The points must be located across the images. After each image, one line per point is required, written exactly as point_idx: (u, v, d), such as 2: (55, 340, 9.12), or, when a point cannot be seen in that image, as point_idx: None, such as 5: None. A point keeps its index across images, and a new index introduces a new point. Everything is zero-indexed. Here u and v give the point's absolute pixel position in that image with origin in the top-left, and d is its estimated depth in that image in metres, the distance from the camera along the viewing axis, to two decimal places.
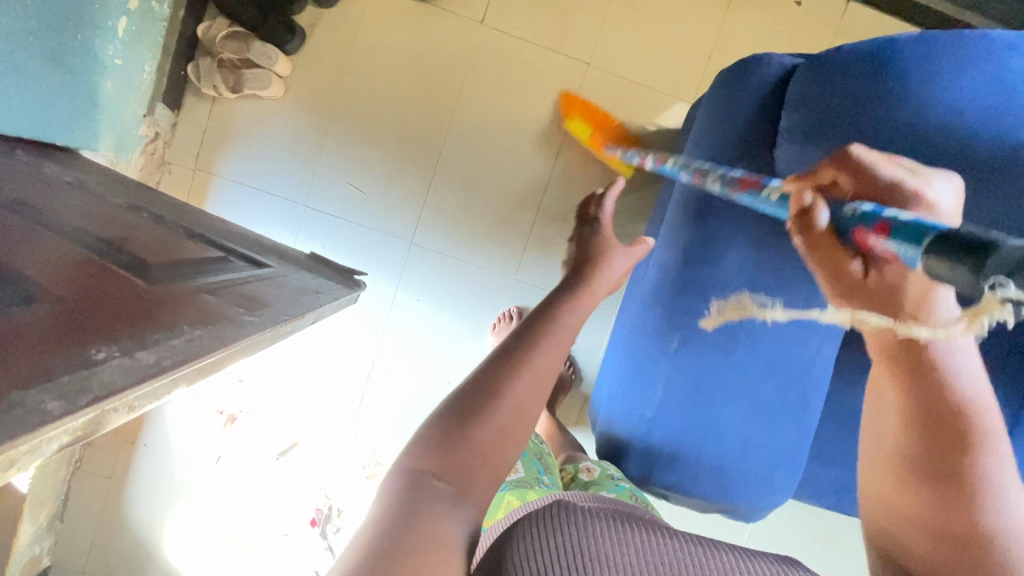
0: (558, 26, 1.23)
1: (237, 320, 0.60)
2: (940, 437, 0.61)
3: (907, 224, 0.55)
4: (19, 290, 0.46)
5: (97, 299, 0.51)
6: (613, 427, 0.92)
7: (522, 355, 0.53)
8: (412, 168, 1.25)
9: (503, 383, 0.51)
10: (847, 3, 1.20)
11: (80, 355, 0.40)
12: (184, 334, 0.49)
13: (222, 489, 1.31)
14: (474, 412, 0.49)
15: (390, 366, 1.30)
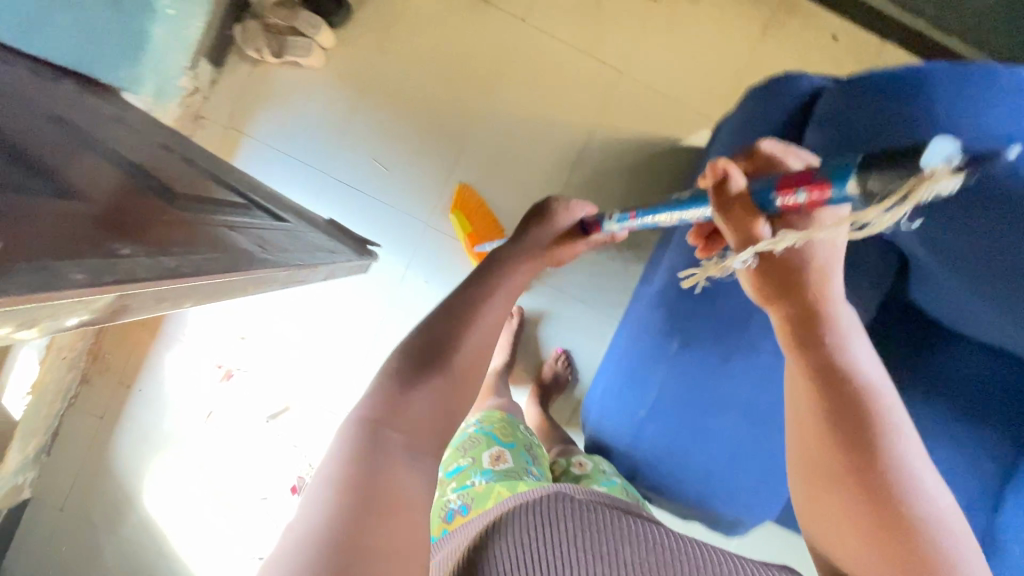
0: (597, 32, 1.26)
1: (255, 256, 0.62)
2: (851, 416, 0.56)
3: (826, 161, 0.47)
4: (57, 186, 0.48)
5: (121, 208, 0.52)
6: (602, 424, 0.93)
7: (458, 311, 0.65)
8: (438, 151, 1.27)
9: (450, 331, 0.63)
10: (882, 43, 1.22)
11: (106, 247, 0.41)
12: (203, 254, 0.51)
13: (209, 445, 1.32)
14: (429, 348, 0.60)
15: (391, 343, 1.31)
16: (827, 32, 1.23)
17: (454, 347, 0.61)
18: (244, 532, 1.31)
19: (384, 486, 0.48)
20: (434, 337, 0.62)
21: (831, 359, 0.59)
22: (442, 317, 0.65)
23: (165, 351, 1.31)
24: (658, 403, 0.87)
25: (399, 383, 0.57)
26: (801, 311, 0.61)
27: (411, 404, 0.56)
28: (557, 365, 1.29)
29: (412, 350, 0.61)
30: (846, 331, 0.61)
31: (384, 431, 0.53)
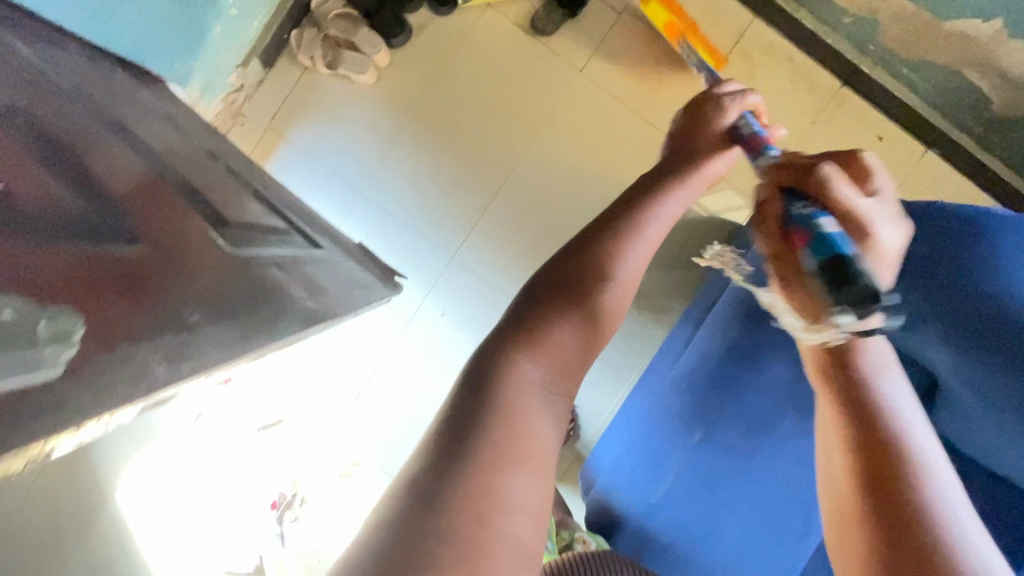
0: (652, 93, 1.24)
1: (304, 307, 0.62)
2: (886, 499, 0.52)
3: (828, 241, 0.54)
4: (119, 225, 0.44)
5: (180, 248, 0.49)
6: (610, 499, 0.92)
7: (581, 274, 0.61)
8: (474, 186, 1.26)
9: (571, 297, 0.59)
10: (926, 150, 1.20)
11: (177, 315, 0.42)
12: (264, 318, 0.53)
13: (196, 446, 1.28)
14: (545, 319, 0.57)
15: (396, 370, 1.28)
16: (873, 131, 1.21)
17: (565, 322, 0.58)
18: (216, 541, 1.28)
19: (528, 415, 0.51)
20: (591, 257, 0.63)
21: (885, 436, 0.56)
22: (552, 282, 0.61)
23: None
24: (671, 491, 0.87)
25: (553, 307, 0.58)
26: (869, 428, 0.57)
27: (563, 332, 0.57)
28: None
29: (574, 272, 0.61)
30: (918, 446, 0.55)
31: (535, 363, 0.54)
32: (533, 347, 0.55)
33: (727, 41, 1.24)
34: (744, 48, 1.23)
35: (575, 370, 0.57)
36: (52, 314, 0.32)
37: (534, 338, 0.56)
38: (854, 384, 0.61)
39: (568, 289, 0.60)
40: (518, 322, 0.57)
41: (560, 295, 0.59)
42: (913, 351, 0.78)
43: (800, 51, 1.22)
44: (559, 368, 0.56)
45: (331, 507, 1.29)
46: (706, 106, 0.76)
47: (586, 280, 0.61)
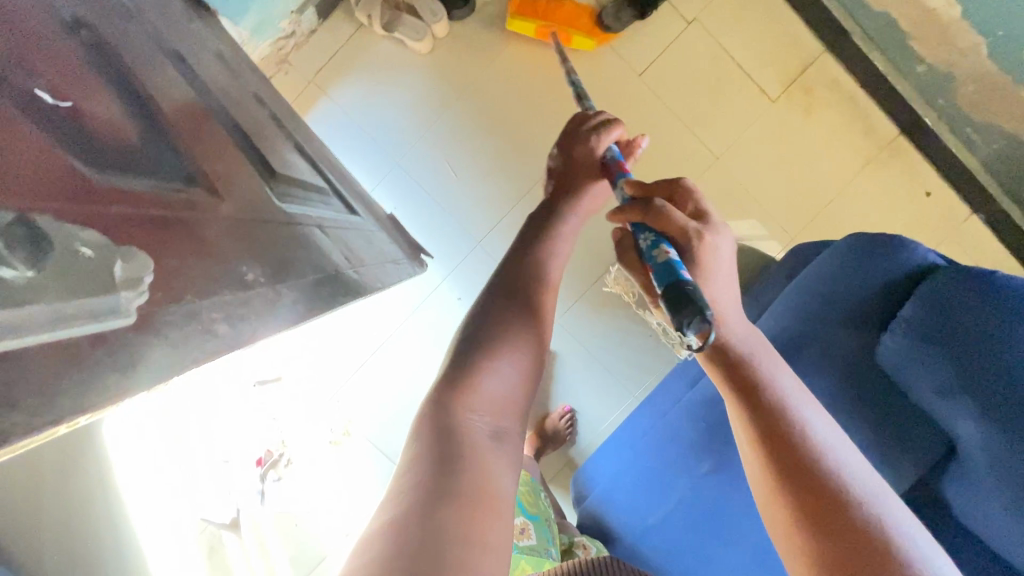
0: (706, 111, 1.22)
1: (343, 275, 0.61)
2: (786, 452, 0.51)
3: (664, 270, 0.53)
4: (178, 166, 0.41)
5: (235, 200, 0.47)
6: (608, 510, 0.97)
7: (499, 337, 0.59)
8: (511, 175, 1.23)
9: (488, 355, 0.57)
10: (971, 215, 1.19)
11: (236, 270, 0.41)
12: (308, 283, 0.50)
13: (193, 394, 1.28)
14: (465, 379, 0.55)
15: (402, 348, 1.26)
16: (921, 188, 1.20)
17: (485, 378, 0.55)
18: (195, 492, 1.26)
19: (492, 465, 0.49)
20: (513, 309, 0.63)
21: (764, 390, 0.55)
22: (464, 347, 0.59)
23: None
24: (670, 516, 0.88)
25: (477, 358, 0.57)
26: (756, 407, 0.54)
27: (495, 371, 0.56)
28: (560, 422, 1.27)
29: (479, 319, 0.62)
30: (810, 422, 0.53)
31: (478, 413, 0.53)
32: (473, 400, 0.53)
33: (792, 69, 1.20)
34: (808, 79, 1.20)
35: (514, 405, 0.56)
36: (125, 254, 0.30)
37: (468, 380, 0.55)
38: (740, 376, 0.56)
39: (487, 352, 0.58)
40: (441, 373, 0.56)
41: (496, 343, 0.59)
42: (949, 427, 0.75)
43: (863, 92, 1.19)
44: (500, 408, 0.55)
45: (319, 473, 1.29)
46: (586, 128, 0.84)
47: (511, 322, 0.62)
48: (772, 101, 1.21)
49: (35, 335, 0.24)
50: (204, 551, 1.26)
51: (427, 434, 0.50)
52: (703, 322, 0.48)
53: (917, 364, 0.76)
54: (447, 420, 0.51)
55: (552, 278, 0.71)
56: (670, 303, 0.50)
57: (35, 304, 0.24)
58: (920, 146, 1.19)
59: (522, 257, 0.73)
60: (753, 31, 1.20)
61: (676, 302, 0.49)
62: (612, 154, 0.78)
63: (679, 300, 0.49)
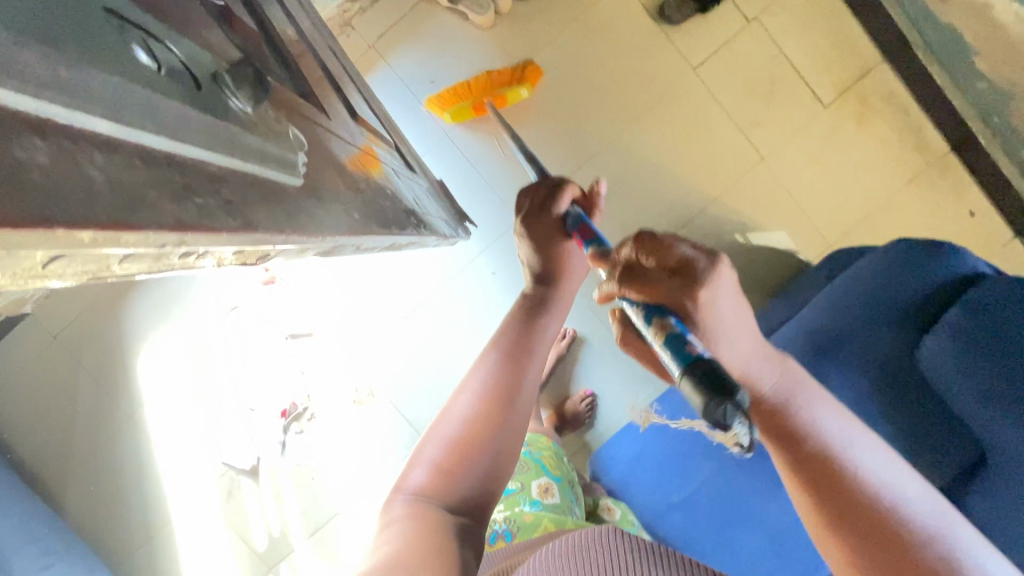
0: (757, 110, 1.23)
1: (408, 213, 0.63)
2: (869, 542, 0.44)
3: (675, 351, 0.44)
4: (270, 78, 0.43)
5: (314, 117, 0.49)
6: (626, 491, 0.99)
7: (479, 423, 0.62)
8: (557, 155, 1.24)
9: (465, 446, 0.61)
10: (1012, 239, 1.18)
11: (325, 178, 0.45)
12: (371, 211, 0.52)
13: (225, 340, 1.30)
14: (441, 474, 0.60)
15: (433, 316, 1.27)
16: (965, 207, 1.20)
17: (464, 470, 0.61)
18: (220, 434, 1.32)
19: (455, 547, 0.54)
20: (493, 391, 0.64)
21: (831, 469, 0.46)
22: (445, 436, 0.63)
23: None
24: (693, 497, 0.91)
25: (458, 450, 0.61)
26: (825, 490, 0.46)
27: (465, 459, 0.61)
28: (581, 405, 1.28)
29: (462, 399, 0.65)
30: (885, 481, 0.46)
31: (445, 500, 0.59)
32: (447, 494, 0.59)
33: (848, 77, 1.20)
34: (862, 89, 1.20)
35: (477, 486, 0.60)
36: (296, 134, 0.41)
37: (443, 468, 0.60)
38: (795, 447, 0.48)
39: (464, 441, 0.62)
40: (421, 459, 0.63)
41: (472, 431, 0.62)
42: (988, 436, 0.75)
43: (917, 106, 1.19)
44: (468, 490, 0.60)
45: (339, 431, 1.31)
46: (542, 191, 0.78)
47: (487, 409, 0.63)
48: (823, 108, 1.22)
49: (247, 161, 0.32)
50: (223, 493, 1.33)
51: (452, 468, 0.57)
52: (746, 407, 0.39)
53: (953, 369, 0.76)
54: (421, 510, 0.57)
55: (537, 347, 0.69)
56: (708, 394, 0.40)
57: (244, 132, 0.32)
58: (971, 165, 1.18)
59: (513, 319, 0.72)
60: (814, 35, 1.20)
61: (715, 389, 0.40)
62: (575, 218, 0.72)
63: (719, 390, 0.40)
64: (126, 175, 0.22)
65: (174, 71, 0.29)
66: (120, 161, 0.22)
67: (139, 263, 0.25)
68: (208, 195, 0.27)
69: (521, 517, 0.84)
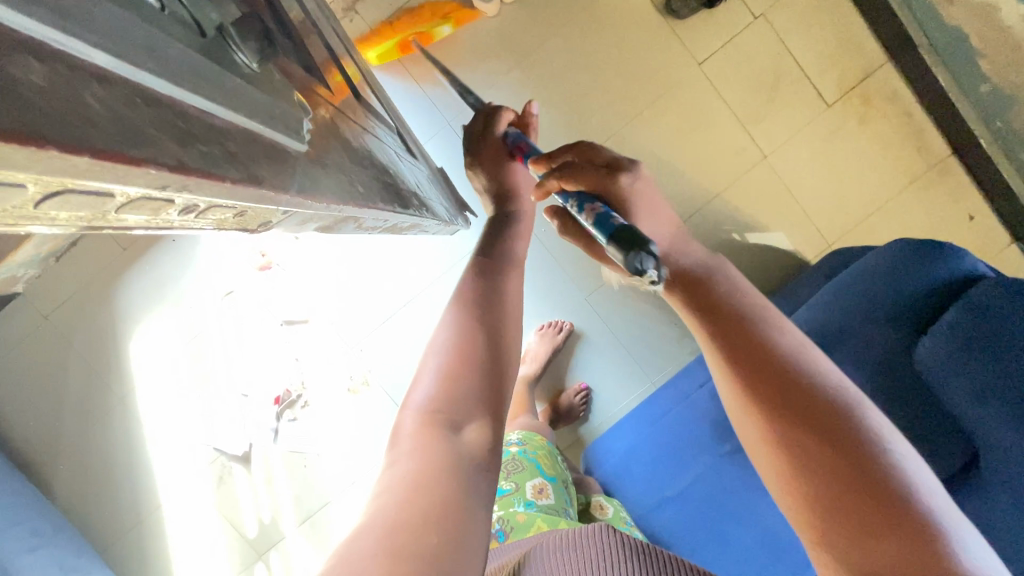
0: (762, 108, 1.22)
1: (408, 192, 0.62)
2: (826, 442, 0.44)
3: (605, 222, 0.50)
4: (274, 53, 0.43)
5: (318, 90, 0.48)
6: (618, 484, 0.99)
7: (473, 342, 0.58)
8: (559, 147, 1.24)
9: (461, 367, 0.56)
10: (1010, 244, 1.19)
11: (328, 146, 0.44)
12: (372, 185, 0.51)
13: (219, 325, 1.29)
14: (437, 392, 0.54)
15: (431, 306, 1.26)
16: (964, 211, 1.20)
17: (464, 387, 0.55)
18: (213, 419, 1.31)
19: (472, 475, 0.49)
20: (480, 316, 0.61)
21: (793, 378, 0.47)
22: (434, 356, 0.58)
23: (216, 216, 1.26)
24: (687, 490, 0.91)
25: (453, 370, 0.56)
26: (786, 395, 0.46)
27: (472, 381, 0.56)
28: (575, 398, 1.28)
29: (462, 323, 0.60)
30: (890, 452, 0.44)
31: (455, 420, 0.52)
32: (454, 410, 0.53)
33: (852, 77, 1.20)
34: (866, 89, 1.20)
35: (487, 410, 0.55)
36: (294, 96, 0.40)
37: (447, 389, 0.54)
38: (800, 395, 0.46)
39: (459, 359, 0.57)
40: (419, 380, 0.56)
41: (463, 351, 0.58)
42: (982, 435, 0.75)
43: (920, 108, 1.19)
44: (477, 411, 0.54)
45: (333, 420, 1.30)
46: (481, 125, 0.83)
47: (478, 326, 0.60)
48: (827, 107, 1.21)
49: (260, 122, 0.31)
50: (214, 478, 1.32)
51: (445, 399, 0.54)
52: (652, 255, 0.46)
53: (950, 369, 0.76)
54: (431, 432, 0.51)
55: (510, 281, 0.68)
56: (617, 247, 0.47)
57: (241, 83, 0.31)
58: (971, 169, 1.18)
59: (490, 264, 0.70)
60: (820, 33, 1.20)
61: (623, 242, 0.47)
62: (512, 136, 0.78)
63: (629, 245, 0.46)
64: (126, 111, 0.22)
65: (157, 19, 0.28)
66: (122, 97, 0.22)
67: (136, 213, 0.25)
68: (211, 144, 0.27)
69: (515, 517, 0.85)
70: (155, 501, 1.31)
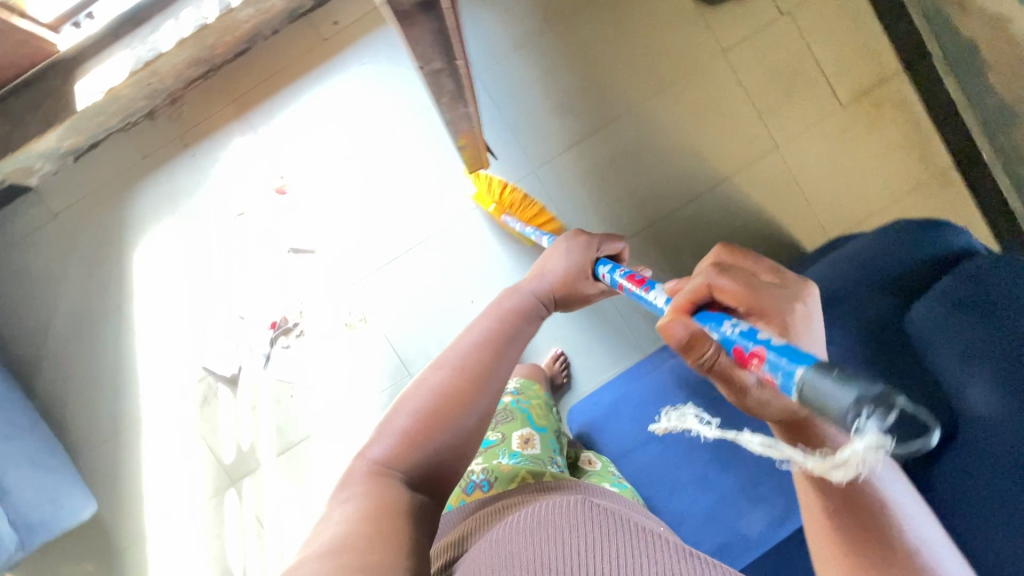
0: (779, 100, 1.27)
1: None
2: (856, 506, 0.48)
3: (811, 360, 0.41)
4: None
5: None
6: (604, 427, 1.00)
7: (435, 413, 0.66)
8: (581, 114, 1.28)
9: (420, 430, 0.65)
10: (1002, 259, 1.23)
11: None
12: None
13: (226, 245, 1.30)
14: (396, 449, 0.64)
15: (437, 253, 1.28)
16: (961, 221, 1.24)
17: (421, 450, 0.64)
18: (206, 338, 1.31)
19: (409, 513, 0.58)
20: (449, 384, 0.69)
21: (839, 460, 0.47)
22: (402, 417, 0.67)
23: (239, 137, 1.28)
24: (673, 431, 0.94)
25: (415, 432, 0.65)
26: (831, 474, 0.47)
27: (433, 442, 0.65)
28: (553, 365, 1.29)
29: (432, 389, 0.68)
30: (924, 543, 0.48)
31: (405, 475, 0.63)
32: (406, 465, 0.63)
33: (867, 82, 1.26)
34: (878, 94, 1.26)
35: (433, 472, 0.65)
36: None
37: (410, 446, 0.64)
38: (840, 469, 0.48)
39: (422, 425, 0.66)
40: (383, 433, 0.66)
41: (426, 416, 0.66)
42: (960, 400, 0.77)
43: (928, 118, 1.24)
44: (428, 472, 0.64)
45: (327, 352, 1.31)
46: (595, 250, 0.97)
47: (448, 391, 0.68)
48: (841, 107, 1.26)
49: None
50: (198, 398, 1.31)
51: (400, 452, 0.64)
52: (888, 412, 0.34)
53: (942, 330, 0.78)
54: (380, 481, 0.61)
55: (492, 353, 0.75)
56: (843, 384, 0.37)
57: None
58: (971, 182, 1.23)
59: (475, 338, 0.78)
60: (841, 35, 1.25)
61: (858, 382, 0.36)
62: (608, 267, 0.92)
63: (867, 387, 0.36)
64: None
65: None
66: None
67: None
68: None
69: (500, 467, 0.83)
70: (136, 413, 1.31)
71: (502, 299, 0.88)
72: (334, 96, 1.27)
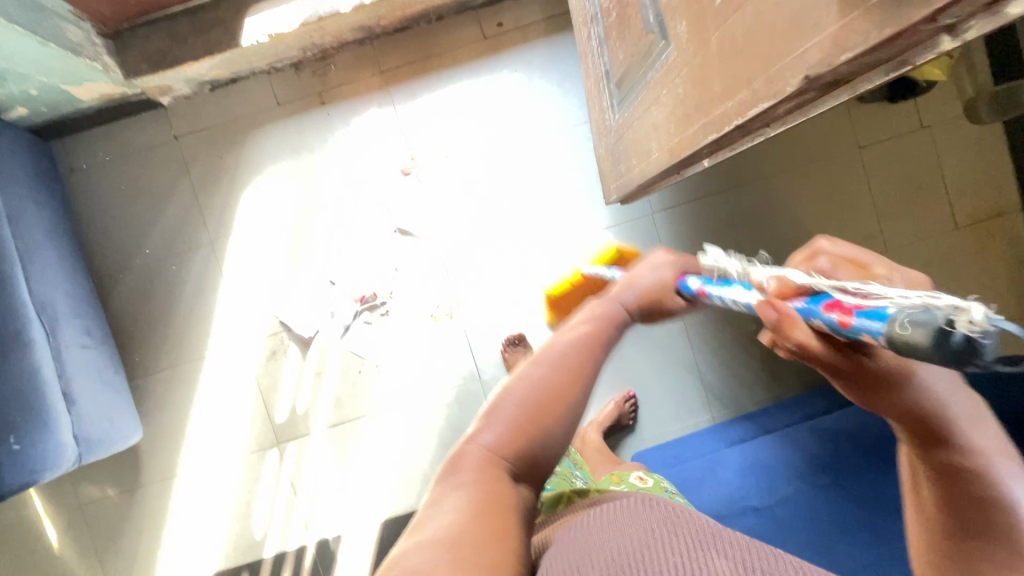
0: (900, 207, 1.30)
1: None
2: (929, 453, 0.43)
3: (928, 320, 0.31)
4: None
5: None
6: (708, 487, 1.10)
7: (551, 408, 0.53)
8: (710, 172, 1.31)
9: (532, 424, 0.52)
10: None
11: None
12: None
13: (334, 209, 1.29)
14: (503, 442, 0.51)
15: (537, 268, 1.29)
16: None
17: (533, 447, 0.52)
18: (289, 294, 1.29)
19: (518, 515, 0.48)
20: (569, 377, 0.55)
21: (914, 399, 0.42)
22: (510, 402, 0.53)
23: (376, 107, 1.28)
24: (776, 504, 1.04)
25: (528, 425, 0.52)
26: (902, 410, 0.42)
27: (549, 440, 0.53)
28: (625, 405, 1.25)
29: (550, 377, 0.54)
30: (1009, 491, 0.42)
31: (516, 471, 0.51)
32: (523, 467, 0.51)
33: (985, 211, 1.29)
34: (993, 225, 1.29)
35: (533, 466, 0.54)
36: None
37: (521, 441, 0.51)
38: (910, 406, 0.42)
39: (536, 418, 0.52)
40: (491, 416, 0.53)
41: (540, 408, 0.53)
42: None
43: None
44: (536, 471, 0.53)
45: (406, 338, 1.30)
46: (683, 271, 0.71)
47: (567, 386, 0.54)
48: (955, 228, 1.30)
49: None
50: (266, 351, 1.29)
51: (511, 448, 0.51)
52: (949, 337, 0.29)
53: None
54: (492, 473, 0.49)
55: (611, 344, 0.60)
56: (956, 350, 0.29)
57: None
58: None
59: (594, 323, 0.61)
60: (973, 161, 1.29)
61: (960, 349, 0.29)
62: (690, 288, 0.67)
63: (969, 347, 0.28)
64: None
65: None
66: None
67: None
68: None
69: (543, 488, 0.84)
70: (201, 350, 1.29)
71: (589, 311, 0.63)
72: (478, 93, 1.28)
